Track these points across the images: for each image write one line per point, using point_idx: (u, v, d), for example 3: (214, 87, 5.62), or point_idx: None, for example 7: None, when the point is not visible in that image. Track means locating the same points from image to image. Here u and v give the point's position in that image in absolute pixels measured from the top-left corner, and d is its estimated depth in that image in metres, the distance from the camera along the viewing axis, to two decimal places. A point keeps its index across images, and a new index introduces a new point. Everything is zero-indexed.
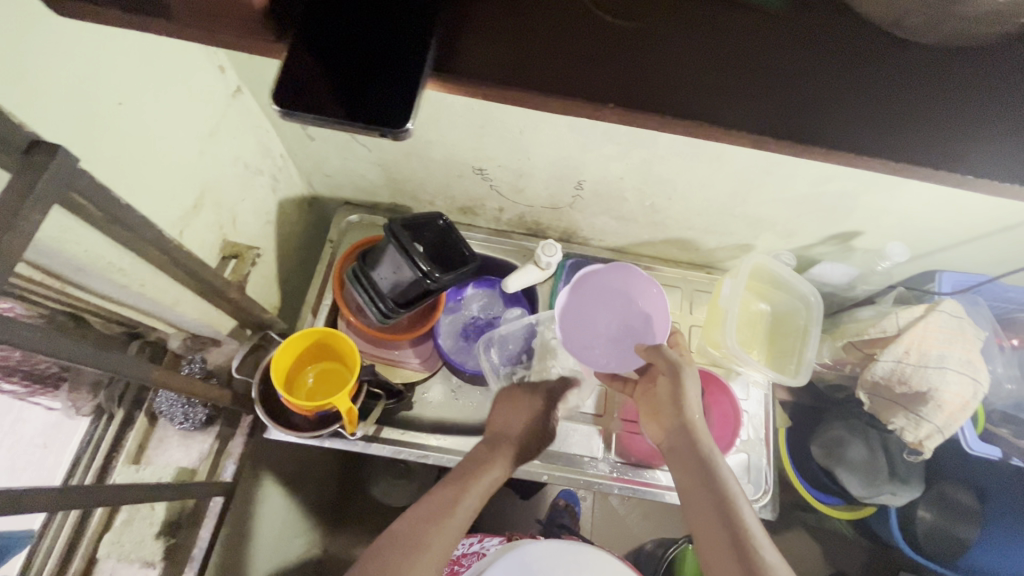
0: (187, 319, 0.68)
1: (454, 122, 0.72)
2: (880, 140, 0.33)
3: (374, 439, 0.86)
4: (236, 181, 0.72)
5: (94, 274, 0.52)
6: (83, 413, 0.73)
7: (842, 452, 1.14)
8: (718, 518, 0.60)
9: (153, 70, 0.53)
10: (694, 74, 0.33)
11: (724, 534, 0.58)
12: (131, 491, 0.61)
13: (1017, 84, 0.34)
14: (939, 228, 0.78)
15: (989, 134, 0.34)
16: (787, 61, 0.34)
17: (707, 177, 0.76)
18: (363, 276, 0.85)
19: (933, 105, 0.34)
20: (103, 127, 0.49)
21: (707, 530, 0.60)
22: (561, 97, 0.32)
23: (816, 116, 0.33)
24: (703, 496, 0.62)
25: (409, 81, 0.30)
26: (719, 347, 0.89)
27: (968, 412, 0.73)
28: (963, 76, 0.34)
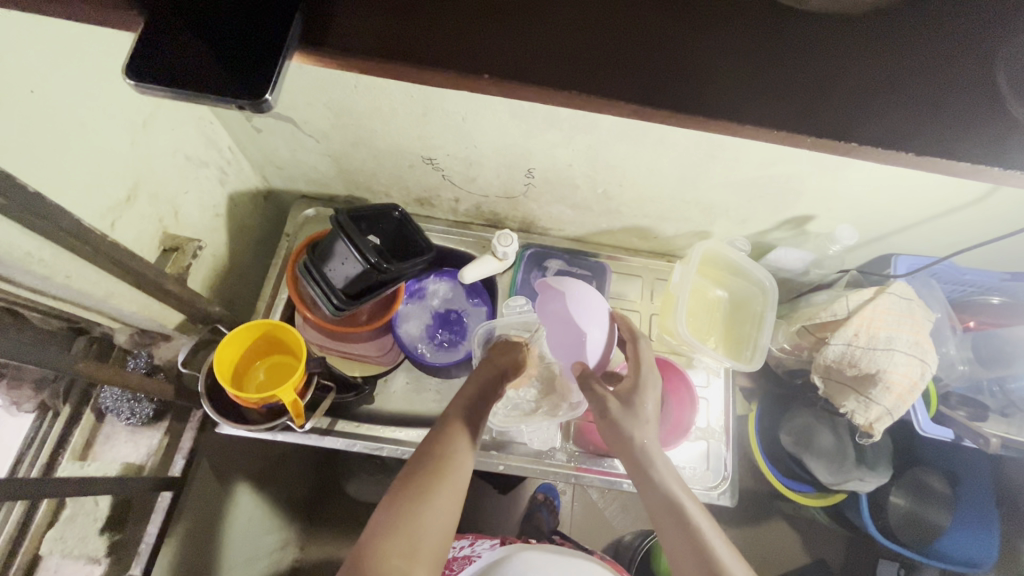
0: (126, 312, 0.68)
1: (395, 111, 0.72)
2: (760, 108, 0.33)
3: (328, 433, 0.85)
4: (176, 173, 0.72)
5: (11, 265, 0.51)
6: (25, 410, 0.71)
7: (811, 440, 1.15)
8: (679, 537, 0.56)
9: (68, 58, 0.52)
10: (569, 48, 0.33)
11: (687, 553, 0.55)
12: (66, 486, 0.60)
13: (899, 49, 0.34)
14: (887, 210, 0.78)
15: (872, 106, 0.34)
16: (668, 32, 0.34)
17: (654, 162, 0.76)
18: (314, 269, 0.84)
19: (814, 73, 0.34)
20: (12, 115, 0.48)
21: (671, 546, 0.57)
22: (436, 70, 0.32)
23: (695, 86, 0.33)
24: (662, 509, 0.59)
25: (271, 48, 0.30)
26: (674, 334, 0.89)
27: (915, 394, 0.73)
28: (849, 46, 0.34)
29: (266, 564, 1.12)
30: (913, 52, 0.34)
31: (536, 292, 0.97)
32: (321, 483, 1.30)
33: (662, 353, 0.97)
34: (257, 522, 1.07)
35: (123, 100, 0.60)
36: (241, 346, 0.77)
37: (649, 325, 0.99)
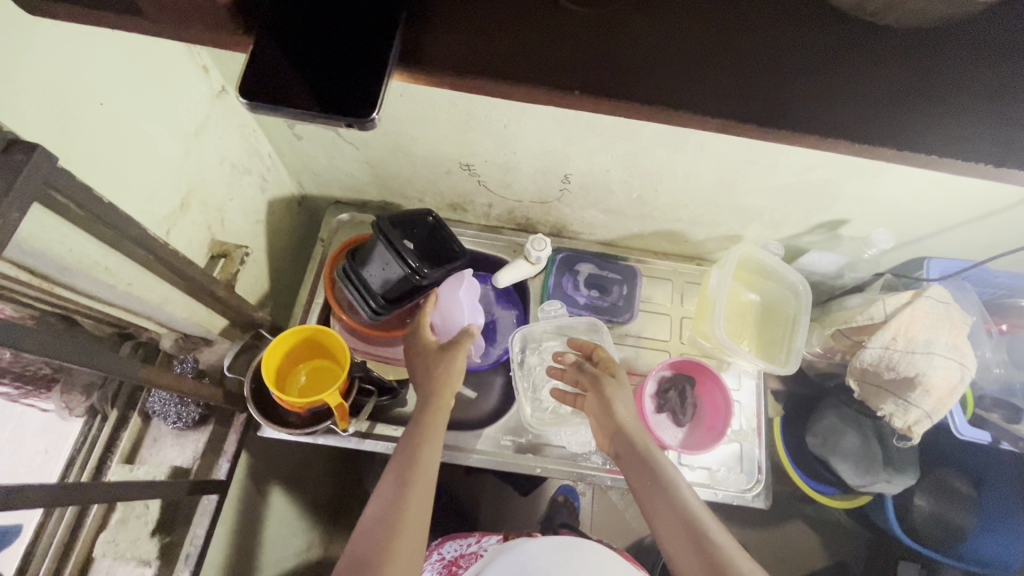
0: (178, 318, 0.68)
1: (439, 118, 0.72)
2: (838, 122, 0.34)
3: (368, 436, 0.87)
4: (222, 180, 0.73)
5: (79, 273, 0.52)
6: (76, 414, 0.73)
7: (837, 442, 1.13)
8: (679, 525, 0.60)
9: (133, 72, 0.53)
10: (654, 61, 0.34)
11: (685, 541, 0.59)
12: (125, 490, 0.61)
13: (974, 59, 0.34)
14: (924, 215, 0.79)
15: (963, 119, 0.34)
16: (749, 45, 0.34)
17: (693, 168, 0.76)
18: (353, 273, 0.86)
19: (895, 90, 0.34)
20: (84, 126, 0.49)
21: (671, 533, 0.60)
22: (527, 83, 0.32)
23: (777, 98, 0.34)
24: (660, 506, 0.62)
25: (371, 67, 0.31)
26: (709, 338, 0.90)
27: (955, 397, 0.73)
28: (934, 64, 0.34)
29: (293, 566, 1.12)
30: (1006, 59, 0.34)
31: (568, 296, 0.98)
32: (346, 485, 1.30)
33: (693, 356, 0.98)
34: (287, 525, 1.08)
35: (180, 110, 0.61)
36: (285, 352, 0.78)
37: (680, 328, 0.99)
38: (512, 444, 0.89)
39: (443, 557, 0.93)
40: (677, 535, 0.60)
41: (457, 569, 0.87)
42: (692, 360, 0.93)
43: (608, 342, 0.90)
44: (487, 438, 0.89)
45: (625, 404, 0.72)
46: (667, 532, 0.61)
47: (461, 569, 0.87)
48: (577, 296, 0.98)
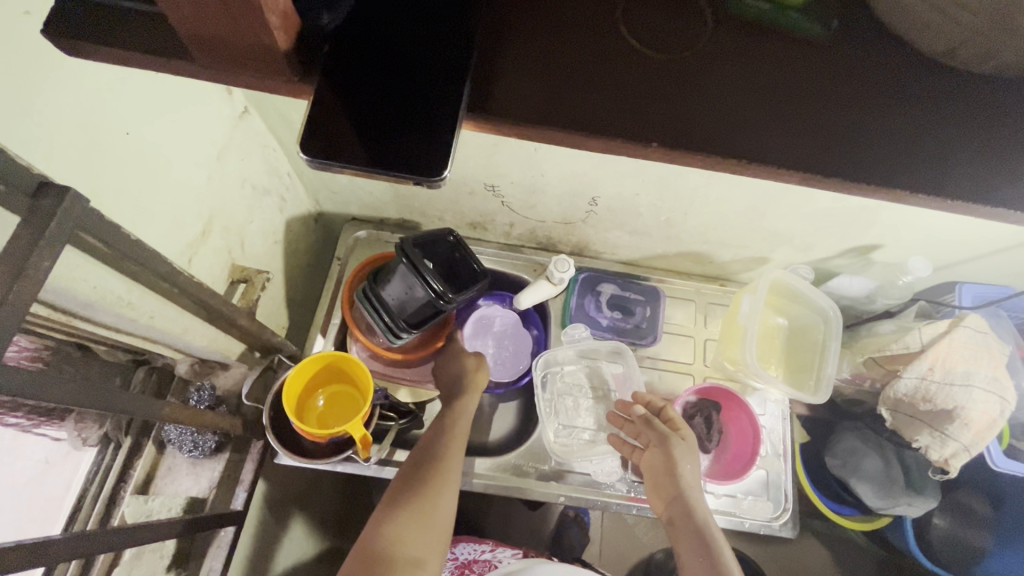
0: (198, 347, 0.66)
1: (467, 141, 0.70)
2: (936, 173, 0.32)
3: (388, 464, 0.82)
4: (243, 203, 0.71)
5: (101, 310, 0.50)
6: (89, 443, 0.70)
7: (857, 463, 1.10)
8: None
9: (158, 99, 0.51)
10: (738, 109, 0.32)
11: None
12: (145, 530, 0.59)
13: None
14: (962, 242, 0.77)
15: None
16: (834, 94, 0.32)
17: (727, 193, 0.74)
18: (374, 296, 0.83)
19: (995, 144, 0.32)
20: (111, 158, 0.47)
21: None
22: (603, 135, 0.30)
23: (866, 148, 0.32)
24: (699, 567, 0.62)
25: (440, 120, 0.30)
26: (737, 363, 0.87)
27: (995, 430, 0.72)
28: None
29: None
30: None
31: (590, 317, 0.96)
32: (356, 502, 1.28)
33: (718, 379, 0.96)
34: (297, 547, 1.05)
35: (203, 133, 0.59)
36: (307, 377, 0.76)
37: (704, 351, 0.97)
38: (534, 470, 0.86)
39: (456, 558, 0.90)
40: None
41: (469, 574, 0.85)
42: (718, 386, 0.91)
43: (632, 367, 0.89)
44: (508, 464, 0.87)
45: (691, 466, 0.71)
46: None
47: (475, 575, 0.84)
48: (599, 317, 0.96)
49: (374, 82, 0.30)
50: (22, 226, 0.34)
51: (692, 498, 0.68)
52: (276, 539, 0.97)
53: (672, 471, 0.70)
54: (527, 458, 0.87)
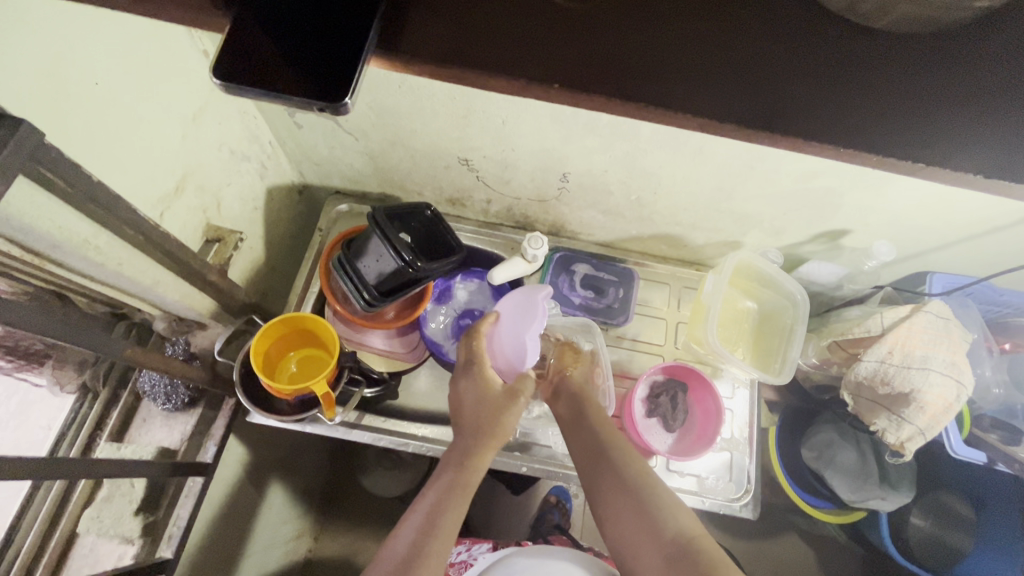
0: (170, 300, 0.69)
1: (437, 111, 0.72)
2: (825, 122, 0.33)
3: (355, 427, 0.86)
4: (220, 165, 0.73)
5: (69, 251, 0.53)
6: (67, 390, 0.73)
7: (833, 455, 1.07)
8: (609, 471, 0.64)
9: (130, 54, 0.53)
10: (639, 57, 0.33)
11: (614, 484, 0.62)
12: (109, 467, 0.62)
13: (960, 66, 0.33)
14: (927, 228, 0.77)
15: (968, 134, 0.33)
16: (735, 48, 0.33)
17: (691, 172, 0.75)
18: (347, 265, 0.85)
19: (895, 103, 0.33)
20: (79, 107, 0.50)
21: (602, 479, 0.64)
22: (508, 77, 0.32)
23: (762, 96, 0.33)
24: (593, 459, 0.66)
25: (350, 61, 0.32)
26: (703, 344, 0.89)
27: (950, 414, 0.72)
28: (924, 81, 0.33)
29: (280, 553, 1.13)
30: (997, 69, 0.33)
31: (563, 296, 0.98)
32: (338, 475, 1.30)
33: (688, 361, 0.97)
34: (274, 512, 1.08)
35: (178, 94, 0.62)
36: (274, 336, 0.78)
37: (675, 333, 0.98)
38: None
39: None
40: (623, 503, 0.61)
41: None
42: (684, 366, 0.92)
43: (601, 346, 0.88)
44: None
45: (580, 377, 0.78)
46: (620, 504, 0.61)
47: None
48: (572, 296, 0.98)
49: (294, 29, 0.32)
50: None
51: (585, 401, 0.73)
52: (254, 501, 1.00)
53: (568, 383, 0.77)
54: None
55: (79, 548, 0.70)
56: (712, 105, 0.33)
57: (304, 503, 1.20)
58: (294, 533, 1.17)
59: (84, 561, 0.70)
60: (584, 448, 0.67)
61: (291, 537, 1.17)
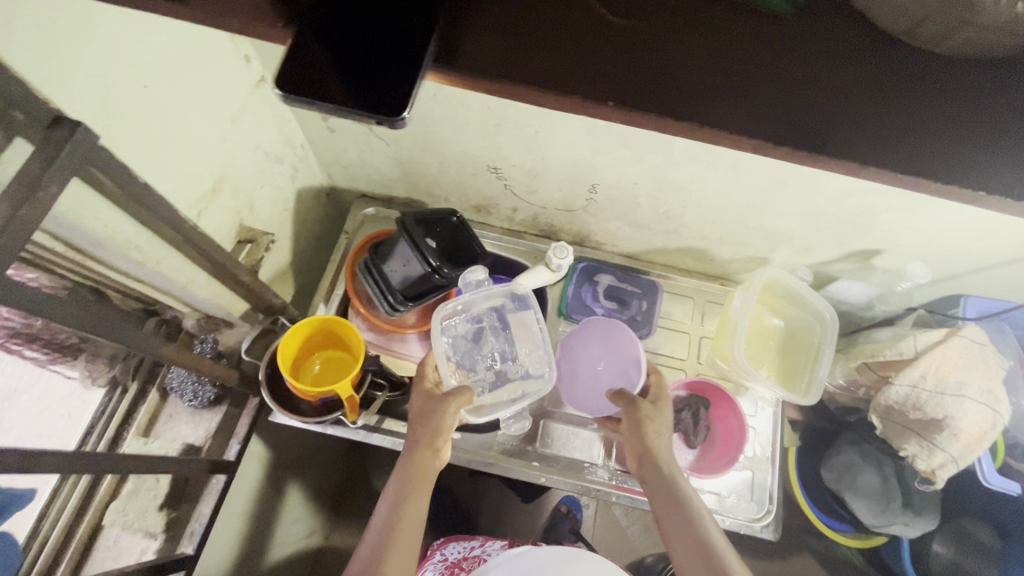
0: (201, 299, 0.70)
1: (469, 120, 0.73)
2: (881, 147, 0.32)
3: (376, 430, 0.86)
4: (255, 167, 0.75)
5: (111, 249, 0.54)
6: (98, 384, 0.74)
7: (854, 478, 1.04)
8: (679, 518, 0.61)
9: (179, 59, 0.55)
10: (693, 77, 0.33)
11: (682, 531, 0.60)
12: (138, 462, 0.62)
13: (1018, 96, 0.33)
14: (965, 251, 0.76)
15: None
16: (789, 72, 0.33)
17: (723, 187, 0.74)
18: (374, 268, 0.85)
19: (959, 128, 0.32)
20: (128, 111, 0.51)
21: (671, 526, 0.61)
22: (561, 93, 0.32)
23: (818, 119, 0.33)
24: (663, 499, 0.64)
25: (408, 75, 0.32)
26: (728, 360, 0.88)
27: (985, 443, 0.71)
28: (986, 109, 0.33)
29: (292, 552, 1.13)
30: None
31: (586, 305, 0.98)
32: (350, 475, 1.30)
33: (710, 377, 0.96)
34: (288, 511, 1.08)
35: (220, 97, 0.63)
36: (301, 338, 0.79)
37: (698, 347, 0.97)
38: (519, 450, 0.87)
39: (446, 558, 0.91)
40: (692, 559, 0.57)
41: (457, 572, 0.86)
42: (705, 381, 0.90)
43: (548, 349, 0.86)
44: (491, 442, 0.88)
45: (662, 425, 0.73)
46: (688, 565, 0.57)
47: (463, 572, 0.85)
48: (595, 306, 0.98)
49: (346, 38, 0.33)
50: (35, 155, 0.38)
51: (656, 448, 0.70)
52: (271, 500, 1.00)
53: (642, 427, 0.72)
54: (507, 433, 0.88)
55: (103, 541, 0.71)
56: (764, 127, 0.32)
57: (317, 502, 1.20)
58: (306, 531, 1.18)
59: (108, 555, 0.71)
60: (655, 489, 0.66)
61: (303, 536, 1.17)
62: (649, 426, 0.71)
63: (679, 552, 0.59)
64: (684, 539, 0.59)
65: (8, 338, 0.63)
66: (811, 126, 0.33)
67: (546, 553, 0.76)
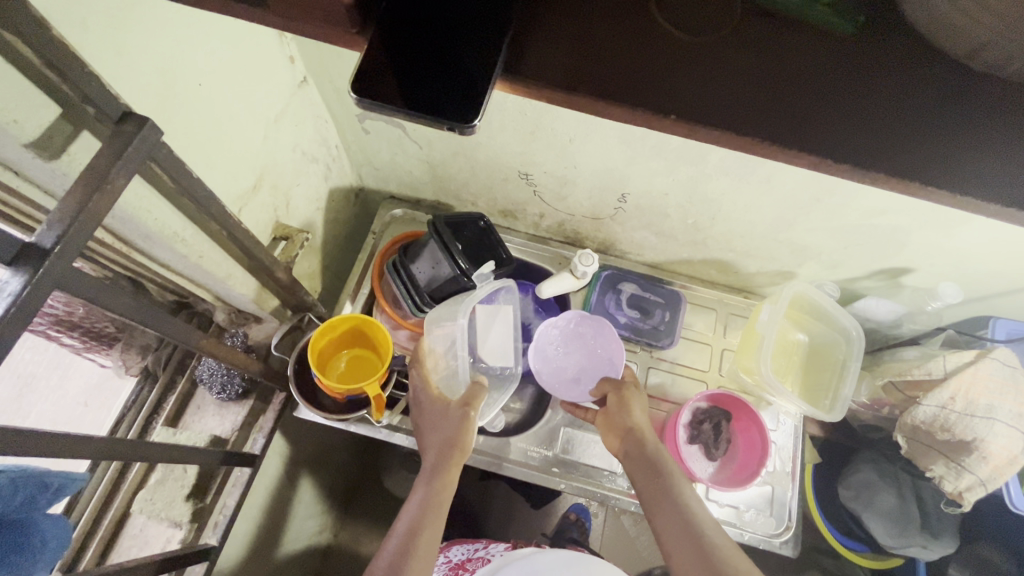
0: (236, 294, 0.71)
1: (505, 126, 0.73)
2: (943, 167, 0.32)
3: (398, 430, 0.86)
4: (293, 166, 0.76)
5: (159, 242, 0.55)
6: (131, 372, 0.79)
7: (871, 497, 1.02)
8: (668, 504, 0.63)
9: (232, 58, 0.56)
10: (756, 92, 0.33)
11: (672, 517, 0.62)
12: (172, 451, 0.63)
13: None
14: (997, 273, 0.75)
15: None
16: (850, 90, 0.34)
17: (755, 200, 0.74)
18: (402, 268, 0.85)
19: (1021, 153, 0.33)
20: (184, 107, 0.52)
21: (662, 513, 0.63)
22: (624, 104, 0.32)
23: (881, 138, 0.33)
24: (650, 487, 0.66)
25: (477, 88, 0.34)
26: (752, 373, 0.87)
27: (1014, 467, 0.70)
28: None
29: (302, 547, 1.14)
30: None
31: (608, 314, 0.97)
32: (362, 473, 1.30)
33: (732, 390, 0.95)
34: (302, 506, 1.09)
35: (265, 96, 0.64)
36: (330, 337, 0.80)
37: (720, 360, 0.97)
38: (539, 456, 0.87)
39: (451, 560, 0.91)
40: (683, 541, 0.59)
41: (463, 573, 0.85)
42: (729, 396, 0.89)
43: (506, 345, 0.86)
44: (510, 446, 0.88)
45: (644, 411, 0.76)
46: (677, 546, 0.60)
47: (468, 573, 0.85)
48: (617, 315, 0.97)
49: (420, 69, 0.35)
50: (105, 149, 0.40)
51: (642, 433, 0.72)
52: (287, 495, 1.01)
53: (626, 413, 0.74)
54: (527, 440, 0.88)
55: (130, 528, 0.73)
56: (824, 142, 0.33)
57: (329, 498, 1.21)
58: (317, 527, 1.18)
59: (134, 541, 0.72)
60: (641, 473, 0.68)
61: (314, 532, 1.17)
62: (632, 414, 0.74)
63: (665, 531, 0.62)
64: (674, 522, 0.61)
65: (51, 325, 0.68)
66: (871, 142, 0.33)
67: (551, 558, 0.76)
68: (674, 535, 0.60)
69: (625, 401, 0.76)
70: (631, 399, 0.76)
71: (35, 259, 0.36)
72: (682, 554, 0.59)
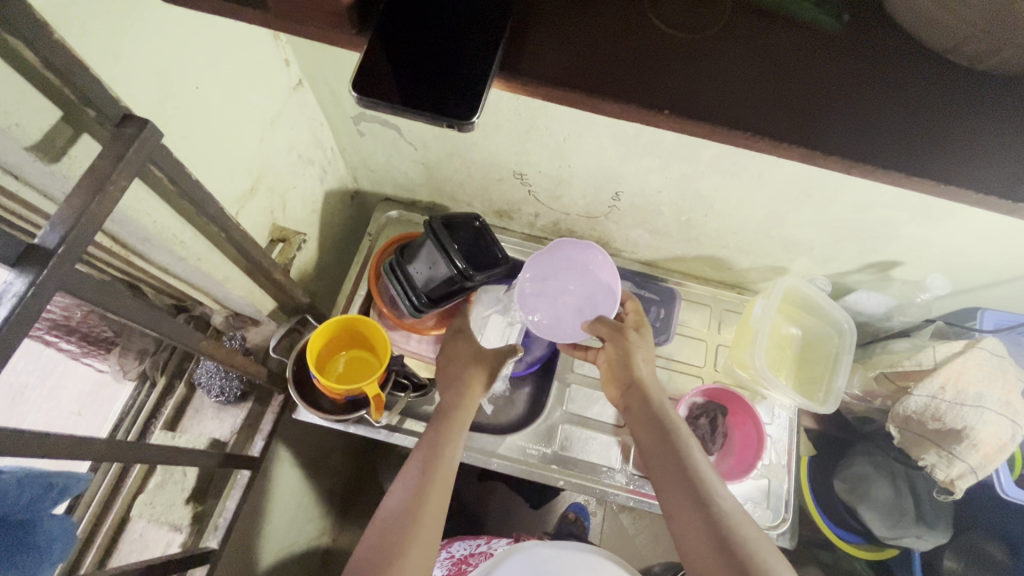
0: (234, 296, 0.72)
1: (500, 126, 0.74)
2: (926, 159, 0.33)
3: (397, 430, 0.87)
4: (289, 168, 0.76)
5: (158, 244, 0.55)
6: (129, 376, 0.78)
7: (867, 490, 1.03)
8: (670, 462, 0.64)
9: (229, 60, 0.57)
10: (747, 87, 0.34)
11: (674, 474, 0.63)
12: (172, 453, 0.63)
13: None
14: (984, 264, 0.77)
15: None
16: (837, 84, 0.35)
17: (747, 196, 0.75)
18: (399, 269, 0.86)
19: (1001, 145, 0.34)
20: (181, 110, 0.52)
21: (663, 469, 0.64)
22: (619, 100, 0.33)
23: (868, 130, 0.34)
24: (653, 443, 0.67)
25: (475, 86, 0.35)
26: (747, 367, 0.89)
27: (1004, 455, 0.72)
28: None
29: (301, 550, 1.13)
30: None
31: None
32: (360, 476, 1.30)
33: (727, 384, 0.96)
34: (300, 509, 1.08)
35: (261, 99, 0.65)
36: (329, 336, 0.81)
37: (715, 355, 0.98)
38: (538, 453, 0.88)
39: (453, 555, 0.92)
40: (682, 497, 0.61)
41: (466, 568, 0.86)
42: (724, 391, 0.91)
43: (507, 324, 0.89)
44: (509, 444, 0.88)
45: (647, 361, 0.75)
46: (676, 503, 0.61)
47: (472, 568, 0.85)
48: None
49: (420, 69, 0.36)
50: (106, 152, 0.40)
51: (645, 386, 0.72)
52: (287, 499, 1.01)
53: (629, 364, 0.74)
54: (526, 437, 0.89)
55: (130, 532, 0.73)
56: (813, 135, 0.34)
57: (327, 501, 1.21)
58: (316, 530, 1.18)
59: (134, 546, 0.72)
60: (644, 430, 0.69)
61: (313, 535, 1.17)
62: (634, 365, 0.74)
63: (667, 491, 0.62)
64: (675, 479, 0.62)
65: (50, 330, 0.67)
66: (859, 134, 0.34)
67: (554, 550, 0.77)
68: (673, 491, 0.62)
69: (627, 352, 0.75)
70: (633, 349, 0.75)
71: (39, 260, 0.37)
72: (681, 510, 0.60)
